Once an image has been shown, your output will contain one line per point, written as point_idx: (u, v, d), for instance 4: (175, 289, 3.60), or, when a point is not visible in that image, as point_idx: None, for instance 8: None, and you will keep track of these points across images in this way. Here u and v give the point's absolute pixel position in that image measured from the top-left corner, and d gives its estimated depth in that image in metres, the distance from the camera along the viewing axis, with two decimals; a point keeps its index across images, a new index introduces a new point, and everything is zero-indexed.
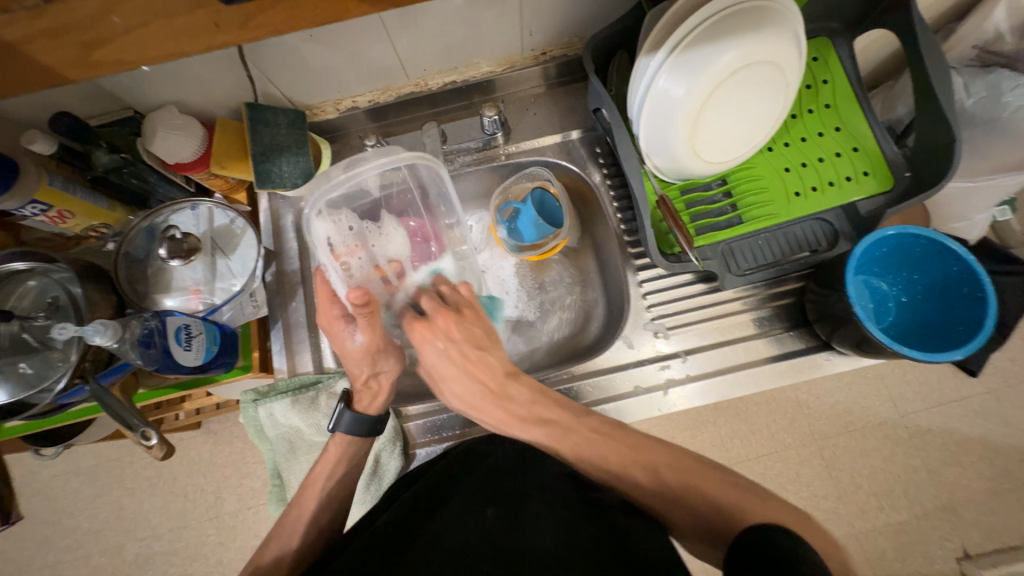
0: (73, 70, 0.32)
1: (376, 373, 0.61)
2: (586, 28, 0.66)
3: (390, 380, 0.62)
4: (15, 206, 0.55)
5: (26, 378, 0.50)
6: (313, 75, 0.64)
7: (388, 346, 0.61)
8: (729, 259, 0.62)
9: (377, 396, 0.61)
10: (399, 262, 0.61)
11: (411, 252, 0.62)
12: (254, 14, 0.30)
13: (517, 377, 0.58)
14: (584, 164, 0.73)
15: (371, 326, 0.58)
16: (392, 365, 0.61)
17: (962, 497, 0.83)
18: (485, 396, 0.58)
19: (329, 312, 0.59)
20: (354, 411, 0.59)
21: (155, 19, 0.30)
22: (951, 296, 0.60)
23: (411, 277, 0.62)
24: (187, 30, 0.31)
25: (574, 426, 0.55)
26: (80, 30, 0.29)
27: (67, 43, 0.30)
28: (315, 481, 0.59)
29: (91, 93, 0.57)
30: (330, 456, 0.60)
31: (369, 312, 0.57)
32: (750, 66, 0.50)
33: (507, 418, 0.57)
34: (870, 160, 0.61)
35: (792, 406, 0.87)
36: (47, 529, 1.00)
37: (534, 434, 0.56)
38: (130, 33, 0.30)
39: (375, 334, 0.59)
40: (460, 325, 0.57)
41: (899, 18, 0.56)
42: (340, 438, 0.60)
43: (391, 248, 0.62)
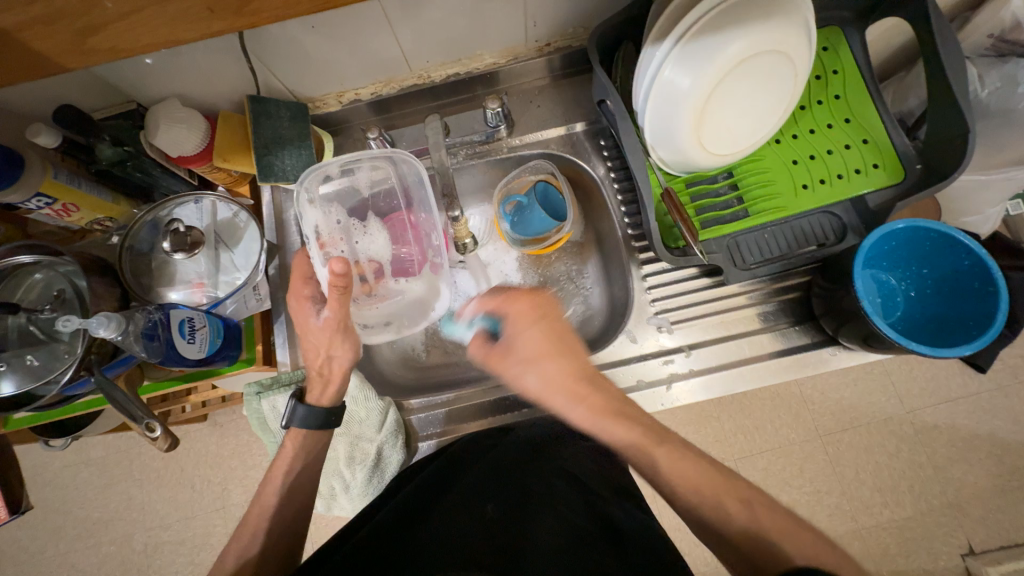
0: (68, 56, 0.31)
1: (329, 358, 0.59)
2: (591, 18, 0.65)
3: (344, 367, 0.60)
4: (20, 199, 0.55)
5: (33, 370, 0.51)
6: (315, 67, 0.63)
7: (351, 329, 0.58)
8: (735, 252, 0.61)
9: (327, 388, 0.61)
10: (376, 261, 0.60)
11: (391, 256, 0.61)
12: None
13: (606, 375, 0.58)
14: (588, 157, 0.72)
15: (340, 304, 0.54)
16: (346, 351, 0.59)
17: (968, 494, 0.82)
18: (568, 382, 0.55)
19: (301, 292, 0.59)
20: (306, 404, 0.59)
21: (149, 6, 0.29)
22: (961, 291, 0.59)
23: (388, 279, 0.61)
24: (181, 16, 0.30)
25: (666, 436, 0.52)
26: (74, 17, 0.29)
27: (64, 30, 0.30)
28: (273, 477, 0.59)
29: (93, 85, 0.57)
30: (287, 450, 0.59)
31: (343, 287, 0.52)
32: (758, 55, 0.49)
33: (583, 414, 0.53)
34: (880, 152, 0.60)
35: (796, 401, 0.87)
36: (58, 518, 1.01)
37: (614, 430, 0.52)
38: (124, 18, 0.30)
39: (340, 311, 0.55)
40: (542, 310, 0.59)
41: (913, 6, 0.54)
42: (294, 434, 0.59)
43: (372, 247, 0.61)
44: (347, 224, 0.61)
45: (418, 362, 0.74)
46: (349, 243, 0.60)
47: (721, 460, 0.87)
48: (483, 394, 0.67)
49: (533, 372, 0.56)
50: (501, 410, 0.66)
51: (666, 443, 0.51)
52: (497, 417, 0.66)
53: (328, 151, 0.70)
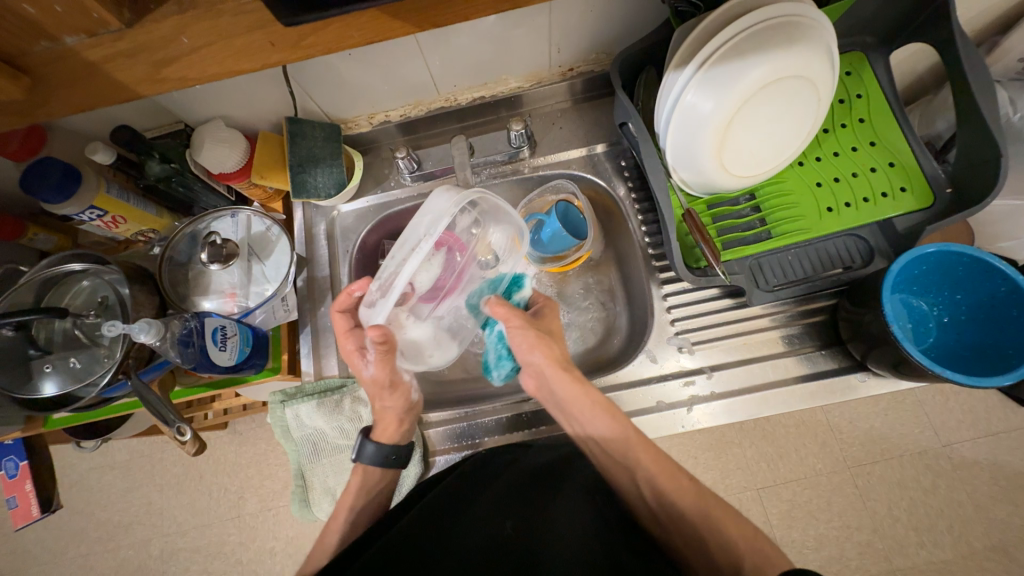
0: (142, 86, 0.34)
1: (382, 408, 0.62)
2: (613, 45, 0.67)
3: (397, 415, 0.62)
4: (75, 211, 0.59)
5: (75, 372, 0.54)
6: (350, 92, 0.67)
7: (397, 382, 0.60)
8: (757, 274, 0.60)
9: (392, 426, 0.62)
10: (417, 293, 0.57)
11: (431, 289, 0.58)
12: (307, 35, 0.32)
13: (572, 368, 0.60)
14: (609, 178, 0.73)
15: (385, 362, 0.57)
16: (397, 400, 0.61)
17: (1015, 538, 0.77)
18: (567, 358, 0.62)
19: (351, 346, 0.61)
20: (375, 441, 0.61)
21: (217, 41, 0.32)
22: (997, 318, 0.57)
23: (403, 313, 0.57)
24: (245, 50, 0.33)
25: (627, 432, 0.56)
26: (152, 50, 0.32)
27: (142, 62, 0.33)
28: (338, 512, 0.60)
29: (147, 108, 0.61)
30: (351, 487, 0.61)
31: (385, 349, 0.55)
32: (781, 79, 0.50)
33: (586, 399, 0.57)
34: (908, 175, 0.60)
35: (822, 430, 0.84)
36: (81, 520, 1.04)
37: (596, 417, 0.57)
38: (196, 52, 0.33)
39: (385, 369, 0.58)
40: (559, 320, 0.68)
41: (939, 32, 0.55)
42: (360, 468, 0.61)
43: (424, 275, 0.56)
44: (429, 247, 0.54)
45: (437, 376, 0.75)
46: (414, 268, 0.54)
47: (742, 489, 0.85)
48: (502, 410, 0.67)
49: (538, 353, 0.60)
50: (518, 426, 0.66)
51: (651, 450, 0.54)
52: (514, 433, 0.67)
53: (358, 169, 0.73)
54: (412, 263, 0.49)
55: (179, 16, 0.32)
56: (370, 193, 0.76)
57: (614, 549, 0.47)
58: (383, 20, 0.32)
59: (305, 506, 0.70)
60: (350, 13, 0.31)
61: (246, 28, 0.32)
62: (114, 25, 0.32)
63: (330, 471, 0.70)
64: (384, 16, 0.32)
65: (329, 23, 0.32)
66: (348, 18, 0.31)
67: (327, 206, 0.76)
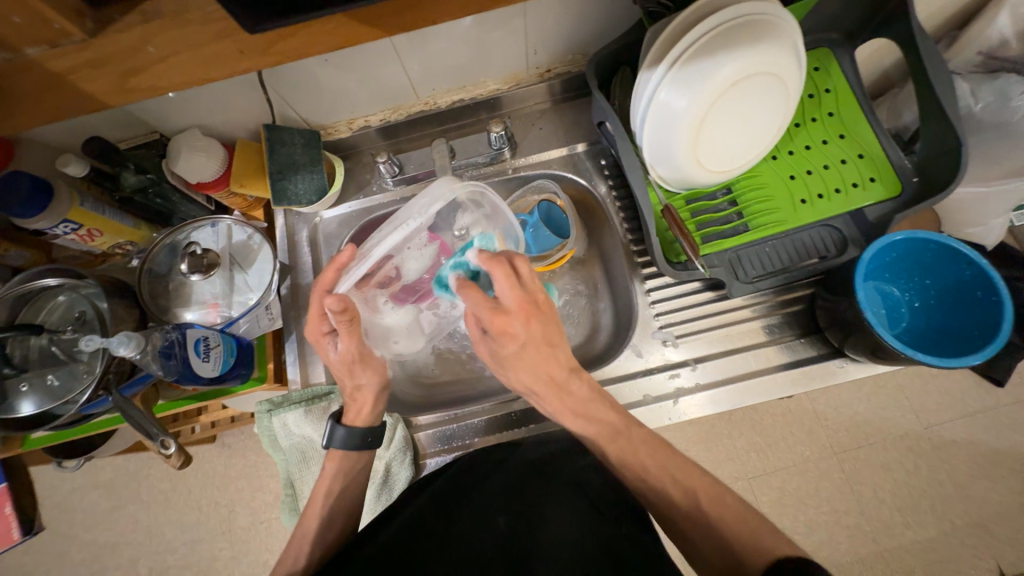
0: (112, 97, 0.34)
1: (358, 386, 0.61)
2: (589, 45, 0.68)
3: (372, 394, 0.61)
4: (48, 225, 0.58)
5: (54, 390, 0.53)
6: (328, 97, 0.67)
7: (368, 357, 0.59)
8: (736, 266, 0.62)
9: (364, 408, 0.61)
10: (401, 278, 0.61)
11: (413, 281, 0.62)
12: (277, 41, 0.32)
13: (579, 374, 0.56)
14: (590, 176, 0.74)
15: (353, 335, 0.56)
16: (370, 377, 0.60)
17: (993, 513, 0.80)
18: (545, 353, 0.54)
19: (318, 328, 0.57)
20: (345, 425, 0.60)
21: (186, 50, 0.32)
22: (965, 301, 0.59)
23: (382, 295, 0.61)
24: (215, 58, 0.33)
25: (625, 432, 0.54)
26: (120, 59, 0.32)
27: (110, 73, 0.33)
28: (314, 500, 0.60)
29: (121, 119, 0.60)
30: (327, 472, 0.60)
31: (348, 320, 0.54)
32: (751, 76, 0.51)
33: (537, 386, 0.55)
34: (877, 166, 0.62)
35: (808, 417, 0.86)
36: (65, 543, 1.02)
37: (545, 401, 0.56)
38: (164, 62, 0.32)
39: (353, 343, 0.57)
40: (541, 324, 0.53)
41: (899, 28, 0.57)
42: (334, 455, 0.61)
43: (410, 262, 0.60)
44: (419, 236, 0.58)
45: (426, 379, 0.75)
46: (401, 251, 0.58)
47: (733, 479, 0.86)
48: (491, 410, 0.67)
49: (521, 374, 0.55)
50: (508, 425, 0.67)
51: (620, 441, 0.54)
52: (505, 433, 0.67)
53: (338, 175, 0.72)
54: (391, 238, 0.54)
55: (148, 25, 0.31)
56: (352, 199, 0.76)
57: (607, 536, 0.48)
58: (355, 26, 0.33)
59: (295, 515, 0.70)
60: (319, 19, 0.31)
61: (214, 36, 0.32)
62: (77, 35, 0.31)
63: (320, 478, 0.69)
64: (353, 22, 0.32)
65: (298, 28, 0.32)
66: (317, 25, 0.32)
67: (309, 213, 0.75)
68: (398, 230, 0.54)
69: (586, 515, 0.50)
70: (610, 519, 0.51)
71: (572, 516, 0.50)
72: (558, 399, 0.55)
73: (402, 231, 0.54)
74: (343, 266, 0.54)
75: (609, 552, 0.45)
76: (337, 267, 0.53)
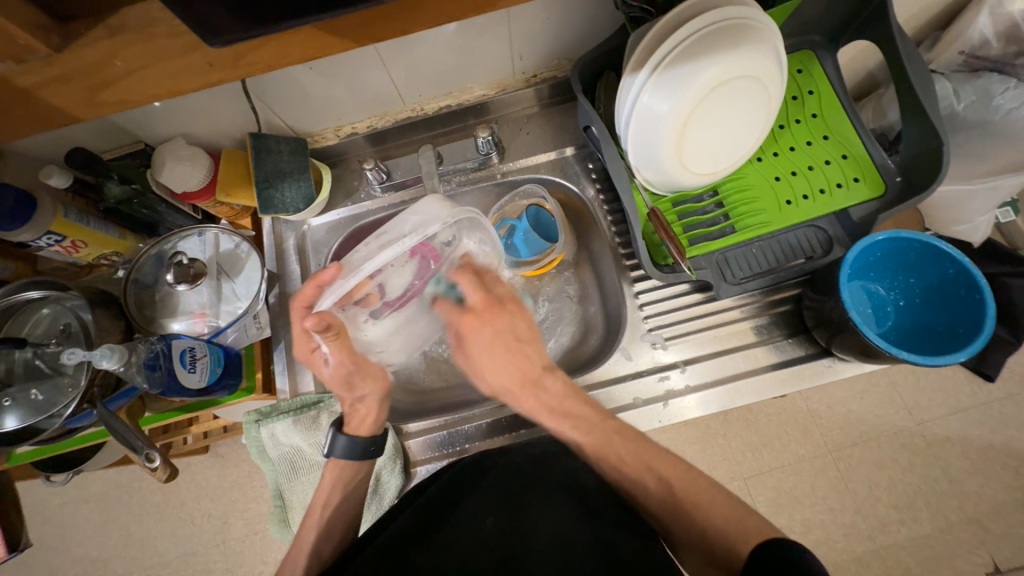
0: (80, 109, 0.34)
1: (360, 397, 0.62)
2: (575, 51, 0.69)
3: (374, 403, 0.62)
4: (31, 237, 0.57)
5: (37, 404, 0.52)
6: (313, 104, 0.66)
7: (362, 366, 0.60)
8: (724, 268, 0.62)
9: (367, 416, 0.62)
10: (385, 295, 0.57)
11: (398, 295, 0.58)
12: (245, 53, 0.32)
13: (554, 371, 0.60)
14: (577, 180, 0.74)
15: (341, 346, 0.57)
16: (372, 388, 0.61)
17: (988, 509, 0.81)
18: (512, 350, 0.60)
19: (306, 346, 0.58)
20: (346, 435, 0.61)
21: (153, 63, 0.32)
22: (949, 299, 0.60)
23: (363, 312, 0.57)
24: (185, 70, 0.33)
25: (599, 424, 0.56)
26: (87, 74, 0.32)
27: (78, 87, 0.32)
28: (313, 509, 0.61)
29: (104, 129, 0.60)
30: (326, 482, 0.61)
31: (333, 335, 0.55)
32: (731, 81, 0.51)
33: (511, 384, 0.60)
34: (860, 167, 0.62)
35: (803, 417, 0.87)
36: (56, 557, 1.01)
37: (522, 401, 0.60)
38: (131, 75, 0.32)
39: (343, 355, 0.58)
40: (504, 320, 0.60)
41: (880, 30, 0.57)
42: (334, 463, 0.61)
43: (392, 279, 0.56)
44: (404, 254, 0.54)
45: (418, 385, 0.75)
46: (384, 269, 0.54)
47: (729, 482, 0.86)
48: (484, 416, 0.67)
49: (503, 374, 0.60)
50: (499, 431, 0.66)
51: (594, 433, 0.55)
52: (493, 439, 0.66)
53: (326, 183, 0.72)
54: (381, 259, 0.49)
55: (111, 38, 0.31)
56: (341, 205, 0.76)
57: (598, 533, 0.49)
58: (324, 37, 0.33)
59: (284, 527, 0.69)
60: (285, 31, 0.31)
61: (182, 49, 0.31)
62: (42, 51, 0.30)
63: (308, 489, 0.69)
64: (320, 33, 0.32)
65: (267, 41, 0.32)
66: (284, 36, 0.32)
67: (297, 220, 0.75)
68: (391, 249, 0.49)
69: (581, 519, 0.50)
70: (606, 520, 0.51)
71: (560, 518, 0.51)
72: (535, 397, 0.59)
73: (392, 255, 0.50)
74: (326, 286, 0.54)
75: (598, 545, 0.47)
76: (316, 284, 0.54)
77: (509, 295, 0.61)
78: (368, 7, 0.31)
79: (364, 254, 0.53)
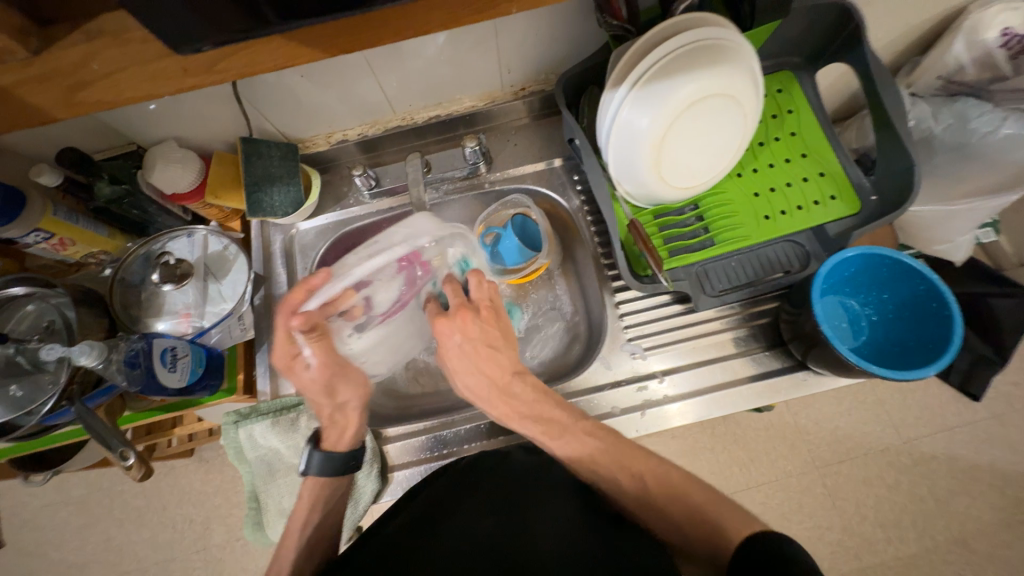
0: (56, 108, 0.35)
1: (340, 405, 0.62)
2: (562, 66, 0.70)
3: (355, 411, 0.62)
4: (19, 234, 0.58)
5: (15, 400, 0.51)
6: (305, 111, 0.68)
7: (346, 368, 0.61)
8: (703, 280, 0.63)
9: (346, 431, 0.62)
10: (371, 309, 0.57)
11: (386, 310, 0.58)
12: (218, 60, 0.33)
13: (524, 376, 0.61)
14: (563, 191, 0.76)
15: (324, 347, 0.58)
16: (353, 394, 0.62)
17: (973, 530, 0.88)
18: (484, 354, 0.60)
19: (286, 351, 0.57)
20: (323, 451, 0.61)
21: (130, 67, 0.33)
22: (919, 315, 0.61)
23: (347, 325, 0.58)
24: (159, 74, 0.34)
25: (568, 426, 0.57)
26: (64, 75, 0.32)
27: (54, 87, 0.33)
28: (292, 530, 0.61)
29: (96, 130, 0.61)
30: (305, 499, 0.61)
31: (317, 336, 0.57)
32: (708, 98, 0.53)
33: (483, 391, 0.60)
34: (837, 184, 0.64)
35: (791, 431, 0.95)
36: (33, 560, 1.00)
37: (494, 406, 0.60)
38: (107, 77, 0.33)
39: (327, 356, 0.58)
40: (479, 326, 0.59)
41: (855, 54, 0.59)
42: (313, 481, 0.61)
43: (379, 293, 0.56)
44: (390, 266, 0.54)
45: (400, 390, 0.75)
46: (372, 283, 0.54)
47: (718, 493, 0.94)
48: (463, 422, 0.68)
49: (475, 377, 0.60)
50: (479, 437, 0.67)
51: (565, 435, 0.57)
52: (474, 445, 0.66)
53: (316, 187, 0.73)
54: (370, 263, 0.50)
55: (89, 42, 0.32)
56: (330, 210, 0.77)
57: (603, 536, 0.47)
58: (293, 46, 0.34)
59: (258, 530, 0.68)
60: (254, 39, 0.32)
61: (158, 54, 0.32)
62: (18, 52, 0.31)
63: (284, 492, 0.68)
64: (291, 42, 0.33)
65: (239, 49, 0.33)
66: (255, 44, 0.33)
67: (286, 223, 0.75)
68: (383, 254, 0.51)
69: (579, 517, 0.50)
70: (603, 515, 0.51)
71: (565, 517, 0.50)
72: (505, 403, 0.60)
73: (383, 257, 0.51)
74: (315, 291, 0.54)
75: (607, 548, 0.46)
76: (307, 289, 0.54)
77: (488, 303, 0.61)
78: (333, 19, 0.32)
79: (353, 261, 0.52)
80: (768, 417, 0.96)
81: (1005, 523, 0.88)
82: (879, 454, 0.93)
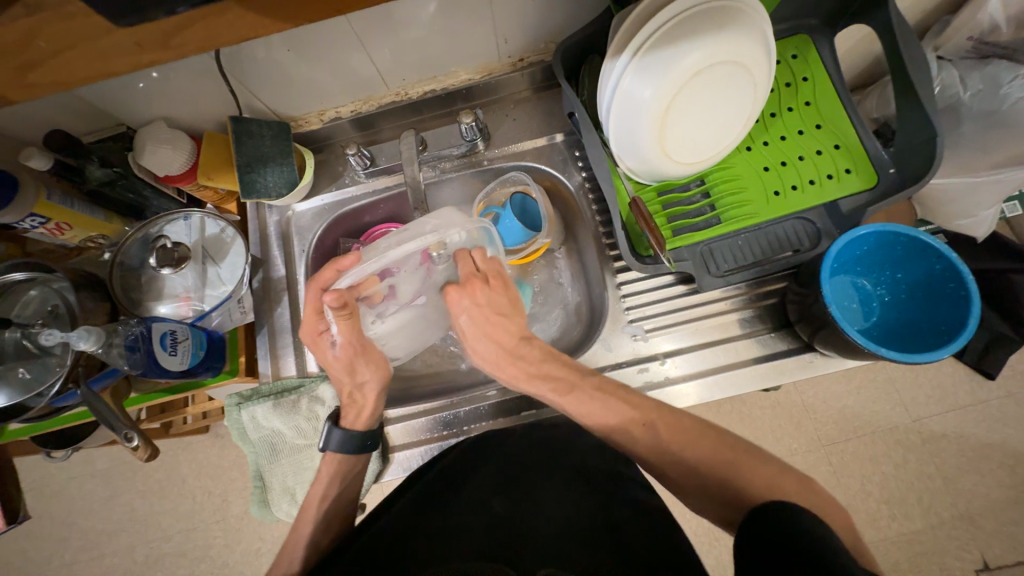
0: (10, 89, 0.33)
1: (359, 384, 0.61)
2: (561, 34, 0.67)
3: (373, 392, 0.61)
4: (14, 219, 0.57)
5: (25, 382, 0.52)
6: (295, 87, 0.66)
7: (368, 350, 0.59)
8: (708, 260, 0.61)
9: (363, 413, 0.61)
10: (393, 296, 0.58)
11: (409, 299, 0.59)
12: (172, 34, 0.31)
13: (531, 339, 0.58)
14: (564, 167, 0.73)
15: (352, 326, 0.57)
16: (373, 374, 0.60)
17: (980, 507, 0.87)
18: (492, 321, 0.57)
19: (314, 326, 0.58)
20: (342, 429, 0.60)
21: (81, 43, 0.31)
22: (934, 295, 0.58)
23: (370, 312, 0.58)
24: (115, 51, 0.32)
25: (577, 382, 0.54)
26: (11, 54, 0.30)
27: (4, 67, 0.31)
28: (306, 505, 0.59)
29: (84, 111, 0.60)
30: (323, 476, 0.60)
31: (347, 314, 0.55)
32: (716, 66, 0.50)
33: (488, 353, 0.58)
34: (853, 158, 0.60)
35: (798, 410, 0.95)
36: (64, 529, 1.05)
37: (501, 368, 0.58)
38: (58, 56, 0.31)
39: (352, 335, 0.57)
40: (488, 293, 0.56)
41: (878, 14, 0.55)
42: (332, 457, 0.60)
43: (403, 284, 0.57)
44: (413, 258, 0.54)
45: (402, 370, 0.76)
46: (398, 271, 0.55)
47: None
48: (460, 404, 0.68)
49: (484, 334, 0.57)
50: (479, 418, 0.67)
51: (575, 391, 0.54)
52: (475, 425, 0.67)
53: (309, 167, 0.72)
54: (400, 251, 0.50)
55: None
56: (326, 191, 0.76)
57: (609, 510, 0.47)
58: (250, 16, 0.31)
59: (265, 506, 0.69)
60: (207, 11, 0.30)
61: (105, 30, 0.30)
62: None
63: (288, 471, 0.70)
64: (246, 12, 0.31)
65: (195, 20, 0.31)
66: (208, 16, 0.30)
67: (283, 205, 0.75)
68: (414, 241, 0.51)
69: (581, 497, 0.49)
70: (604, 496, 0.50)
71: (564, 497, 0.49)
72: (512, 365, 0.57)
73: (417, 243, 0.51)
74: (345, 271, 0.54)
75: (611, 523, 0.46)
76: (336, 268, 0.54)
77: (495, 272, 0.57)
78: None
79: (379, 248, 0.52)
80: (775, 396, 0.96)
81: (1013, 501, 0.87)
82: (887, 433, 0.92)
